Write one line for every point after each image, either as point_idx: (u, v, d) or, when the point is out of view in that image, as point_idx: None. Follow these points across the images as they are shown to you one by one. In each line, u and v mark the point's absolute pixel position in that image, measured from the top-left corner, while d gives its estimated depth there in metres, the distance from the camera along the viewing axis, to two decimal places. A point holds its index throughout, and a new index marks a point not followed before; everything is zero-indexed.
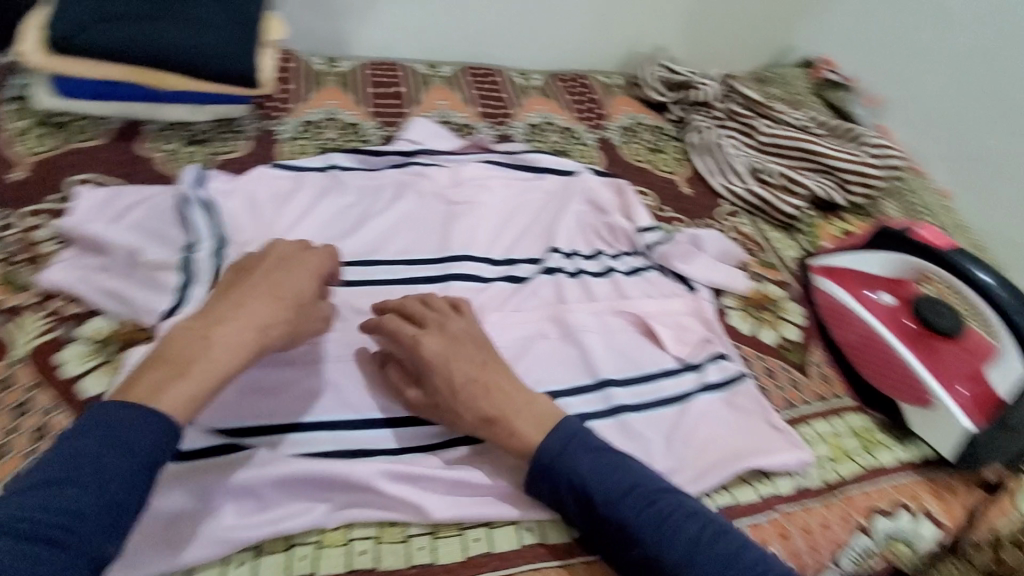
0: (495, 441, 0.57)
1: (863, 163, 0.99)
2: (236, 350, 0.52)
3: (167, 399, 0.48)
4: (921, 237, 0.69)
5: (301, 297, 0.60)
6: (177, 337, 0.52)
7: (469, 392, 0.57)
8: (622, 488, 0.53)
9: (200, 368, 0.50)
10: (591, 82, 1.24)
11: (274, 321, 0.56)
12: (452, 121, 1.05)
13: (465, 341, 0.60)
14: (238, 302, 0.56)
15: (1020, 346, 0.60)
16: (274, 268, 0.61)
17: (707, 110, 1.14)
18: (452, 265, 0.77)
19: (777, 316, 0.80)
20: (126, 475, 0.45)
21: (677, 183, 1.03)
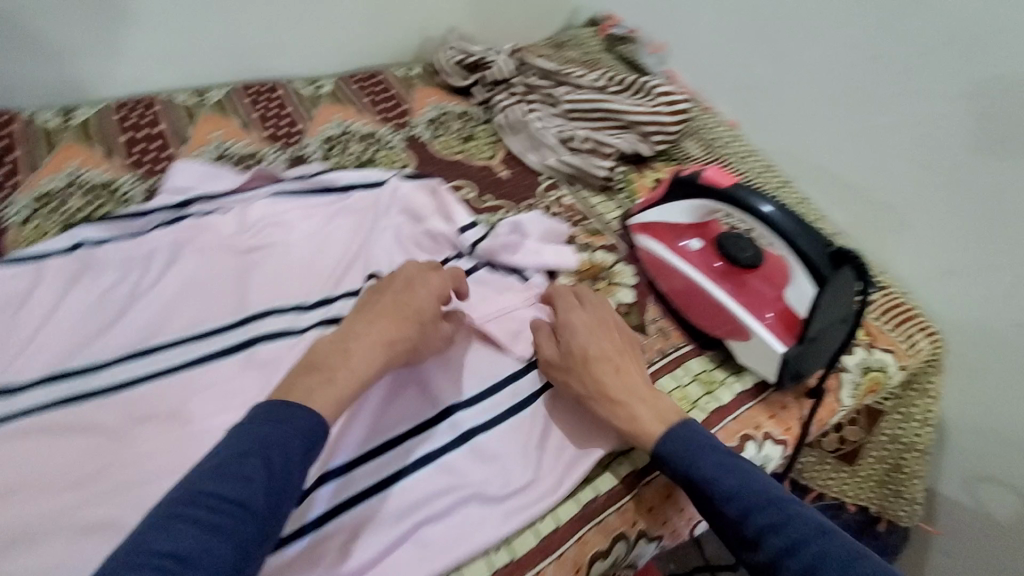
0: (608, 414, 0.61)
1: (656, 113, 1.03)
2: (369, 362, 0.57)
3: (320, 402, 0.53)
4: (709, 180, 0.72)
5: (431, 309, 0.64)
6: (321, 346, 0.58)
7: (599, 363, 0.63)
8: (743, 488, 0.54)
9: (344, 374, 0.56)
10: (387, 77, 1.15)
11: (399, 335, 0.60)
12: (233, 152, 0.93)
13: (608, 328, 0.67)
14: (372, 317, 0.61)
15: (806, 269, 0.65)
16: (405, 286, 0.65)
17: (508, 87, 1.11)
18: (253, 327, 0.68)
19: (610, 282, 0.81)
20: (288, 462, 0.49)
21: (494, 168, 1.00)
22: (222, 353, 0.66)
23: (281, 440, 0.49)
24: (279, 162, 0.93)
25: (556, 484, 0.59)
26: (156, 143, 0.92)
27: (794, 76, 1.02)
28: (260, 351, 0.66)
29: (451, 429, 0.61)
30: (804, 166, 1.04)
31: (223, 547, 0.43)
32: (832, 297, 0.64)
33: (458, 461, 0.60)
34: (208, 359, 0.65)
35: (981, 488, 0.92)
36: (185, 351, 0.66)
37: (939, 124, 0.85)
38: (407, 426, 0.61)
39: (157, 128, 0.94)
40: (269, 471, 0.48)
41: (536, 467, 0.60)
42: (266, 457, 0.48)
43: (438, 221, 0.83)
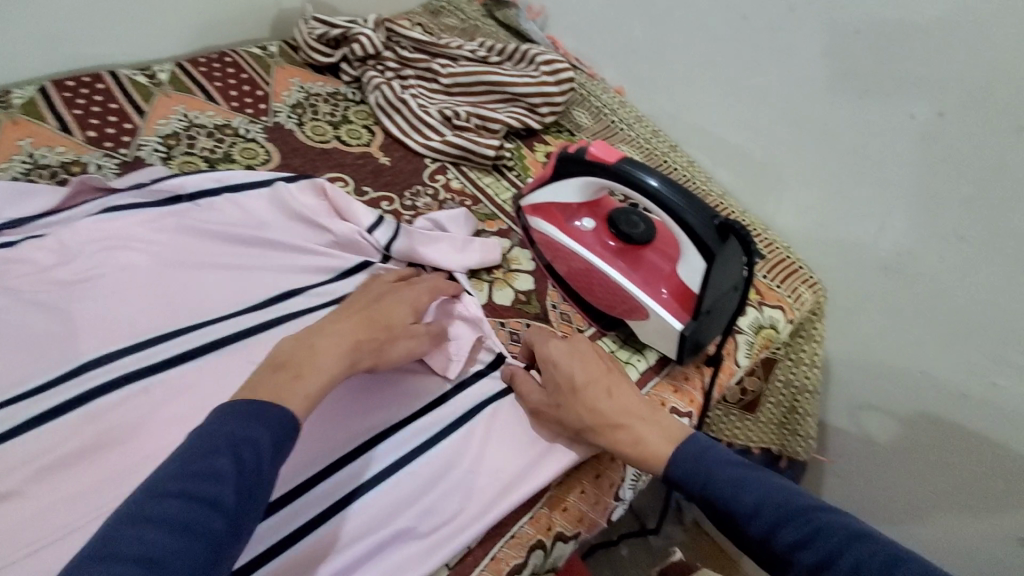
0: (609, 442, 0.58)
1: (541, 83, 0.98)
2: (336, 363, 0.53)
3: (288, 399, 0.48)
4: (594, 156, 0.68)
5: (401, 318, 0.61)
6: (285, 346, 0.53)
7: (591, 390, 0.60)
8: (764, 501, 0.49)
9: (312, 373, 0.51)
10: (237, 57, 1.00)
11: (368, 337, 0.57)
12: (49, 161, 0.77)
13: (590, 350, 0.64)
14: (337, 321, 0.58)
15: (694, 244, 0.62)
16: (376, 297, 0.63)
17: (380, 63, 1.00)
18: (87, 378, 0.56)
19: (507, 271, 0.79)
20: (262, 454, 0.44)
21: (372, 154, 0.91)
22: (36, 420, 0.53)
23: (253, 433, 0.44)
24: (110, 169, 0.78)
25: (482, 514, 0.56)
26: None
27: (670, 37, 1.00)
28: (99, 405, 0.55)
29: (370, 467, 0.55)
30: (688, 128, 1.04)
31: (195, 550, 0.39)
32: (720, 270, 0.62)
33: (378, 500, 0.54)
34: (18, 431, 0.52)
35: (862, 415, 1.02)
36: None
37: (810, 83, 0.86)
38: (315, 469, 0.54)
39: None
40: (241, 466, 0.43)
41: (462, 499, 0.56)
42: (237, 450, 0.43)
43: (333, 224, 0.74)
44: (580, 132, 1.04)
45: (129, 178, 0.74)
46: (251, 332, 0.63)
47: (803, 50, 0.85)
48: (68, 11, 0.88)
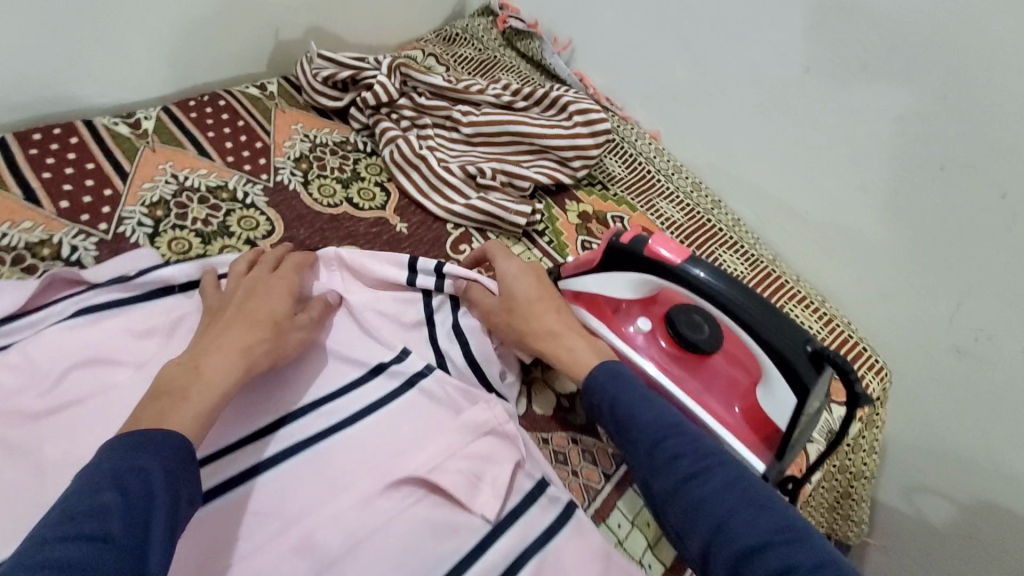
0: (548, 350, 0.62)
1: (574, 134, 0.87)
2: (226, 375, 0.52)
3: (178, 428, 0.46)
4: (655, 254, 0.59)
5: (281, 310, 0.60)
6: (167, 372, 0.51)
7: (539, 306, 0.64)
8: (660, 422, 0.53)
9: (198, 390, 0.50)
10: (231, 100, 0.89)
11: (255, 341, 0.56)
12: (15, 241, 0.67)
13: (538, 271, 0.68)
14: (221, 332, 0.56)
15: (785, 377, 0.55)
16: (246, 295, 0.61)
17: (394, 111, 0.89)
18: None
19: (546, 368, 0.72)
20: (145, 473, 0.41)
21: (388, 220, 0.81)
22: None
23: (136, 463, 0.41)
24: (88, 251, 0.68)
25: None
26: None
27: (713, 82, 0.90)
28: None
29: None
30: (732, 181, 0.95)
31: None
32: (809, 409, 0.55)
33: None
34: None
35: (915, 495, 0.93)
36: None
37: (876, 140, 0.76)
38: None
39: None
40: (127, 498, 0.39)
41: None
42: (125, 482, 0.40)
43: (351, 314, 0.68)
44: (614, 185, 0.93)
45: (107, 267, 0.64)
46: (265, 465, 0.55)
47: (869, 106, 0.75)
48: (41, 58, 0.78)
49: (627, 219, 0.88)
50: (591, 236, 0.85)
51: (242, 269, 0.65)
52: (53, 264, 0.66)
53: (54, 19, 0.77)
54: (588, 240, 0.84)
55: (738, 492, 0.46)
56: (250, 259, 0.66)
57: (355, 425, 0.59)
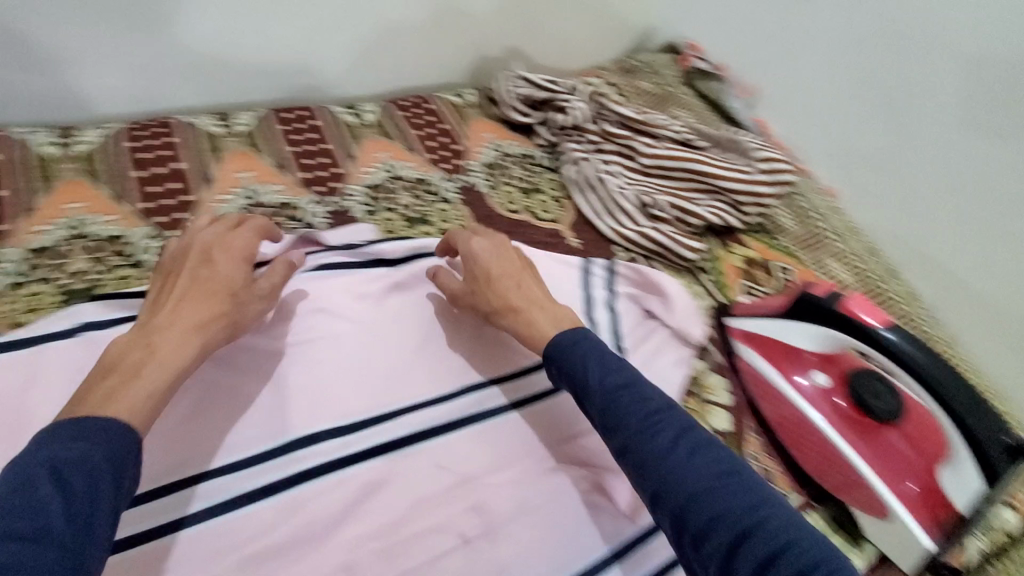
0: (512, 326, 0.66)
1: (754, 181, 0.89)
2: (181, 350, 0.53)
3: (121, 410, 0.46)
4: (851, 311, 0.64)
5: (239, 278, 0.60)
6: (119, 347, 0.52)
7: (500, 281, 0.68)
8: (611, 382, 0.57)
9: (152, 368, 0.51)
10: (438, 105, 1.01)
11: (212, 315, 0.56)
12: (266, 200, 0.80)
13: (510, 247, 0.72)
14: (173, 307, 0.56)
15: (982, 461, 0.57)
16: (201, 260, 0.60)
17: (580, 134, 0.95)
18: (299, 455, 0.59)
19: (703, 401, 0.71)
20: (93, 468, 0.42)
21: (562, 234, 0.86)
22: (219, 506, 0.55)
23: (78, 455, 0.42)
24: (320, 218, 0.81)
25: None
26: (177, 184, 0.79)
27: (911, 148, 0.91)
28: (303, 491, 0.58)
29: None
30: (920, 257, 0.93)
31: None
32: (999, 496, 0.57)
33: None
34: (175, 525, 0.54)
35: None
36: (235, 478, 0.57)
37: None
38: None
39: (175, 163, 0.81)
40: (69, 494, 0.41)
41: None
42: (65, 475, 0.41)
43: None
44: (783, 236, 0.93)
45: (341, 233, 0.76)
46: (359, 458, 0.60)
47: None
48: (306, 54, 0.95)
49: (794, 272, 0.88)
50: (754, 282, 0.86)
51: (198, 225, 0.64)
52: (294, 224, 0.79)
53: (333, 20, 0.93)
54: (752, 287, 0.85)
55: (683, 446, 0.52)
56: (211, 217, 0.64)
57: (528, 407, 0.68)
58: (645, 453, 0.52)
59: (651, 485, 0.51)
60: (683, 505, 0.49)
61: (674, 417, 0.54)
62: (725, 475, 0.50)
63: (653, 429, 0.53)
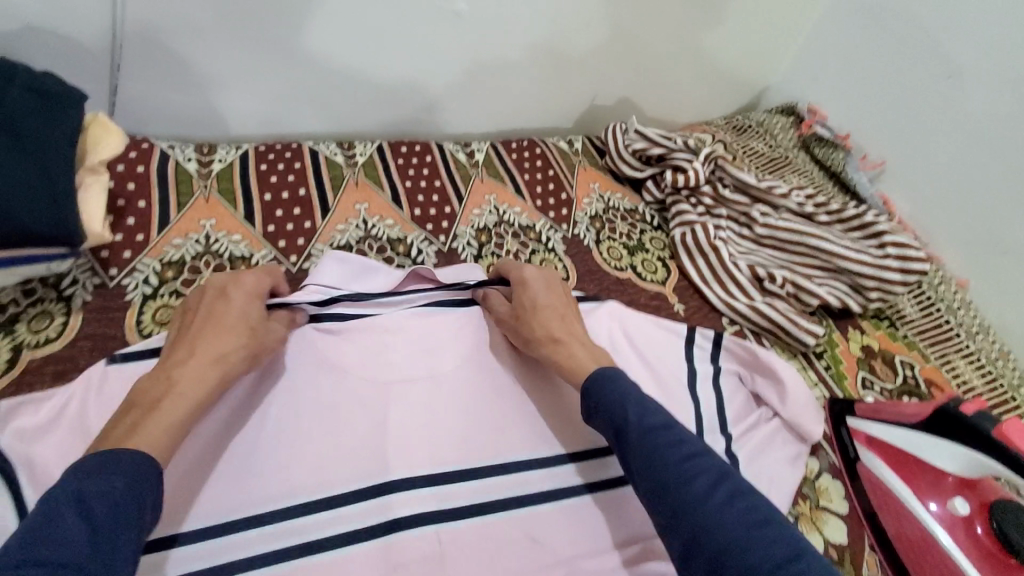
0: (554, 358, 0.65)
1: (881, 266, 0.83)
2: (201, 381, 0.54)
3: (143, 441, 0.48)
4: (1006, 437, 0.58)
5: (253, 317, 0.61)
6: (143, 383, 0.53)
7: (546, 312, 0.68)
8: (646, 419, 0.56)
9: (169, 403, 0.52)
10: (545, 149, 1.00)
11: (228, 349, 0.57)
12: (381, 233, 0.82)
13: (558, 284, 0.73)
14: (193, 342, 0.57)
15: None
16: (216, 298, 0.61)
17: (696, 196, 0.92)
18: (397, 501, 0.59)
19: (816, 507, 0.66)
20: (111, 497, 0.43)
21: (667, 298, 0.83)
22: (312, 546, 0.55)
23: (103, 485, 0.43)
24: (430, 257, 0.82)
25: None
26: (298, 209, 0.81)
27: None
28: (398, 539, 0.57)
29: None
30: None
31: None
32: None
33: None
34: (267, 561, 0.54)
35: None
36: (334, 516, 0.57)
37: None
38: None
39: (299, 189, 0.83)
40: (93, 523, 0.42)
41: None
42: (88, 505, 0.42)
43: (638, 371, 0.72)
44: (904, 325, 0.87)
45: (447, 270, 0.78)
46: (449, 514, 0.59)
47: None
48: (428, 91, 0.97)
49: (916, 368, 0.81)
50: (872, 375, 0.80)
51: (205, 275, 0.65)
52: (405, 260, 0.81)
53: (462, 60, 0.95)
54: (870, 380, 0.79)
55: (721, 495, 0.50)
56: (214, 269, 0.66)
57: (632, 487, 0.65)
58: (678, 495, 0.50)
59: (682, 534, 0.49)
60: (718, 559, 0.47)
61: (707, 462, 0.53)
62: (764, 523, 0.48)
63: (692, 477, 0.51)
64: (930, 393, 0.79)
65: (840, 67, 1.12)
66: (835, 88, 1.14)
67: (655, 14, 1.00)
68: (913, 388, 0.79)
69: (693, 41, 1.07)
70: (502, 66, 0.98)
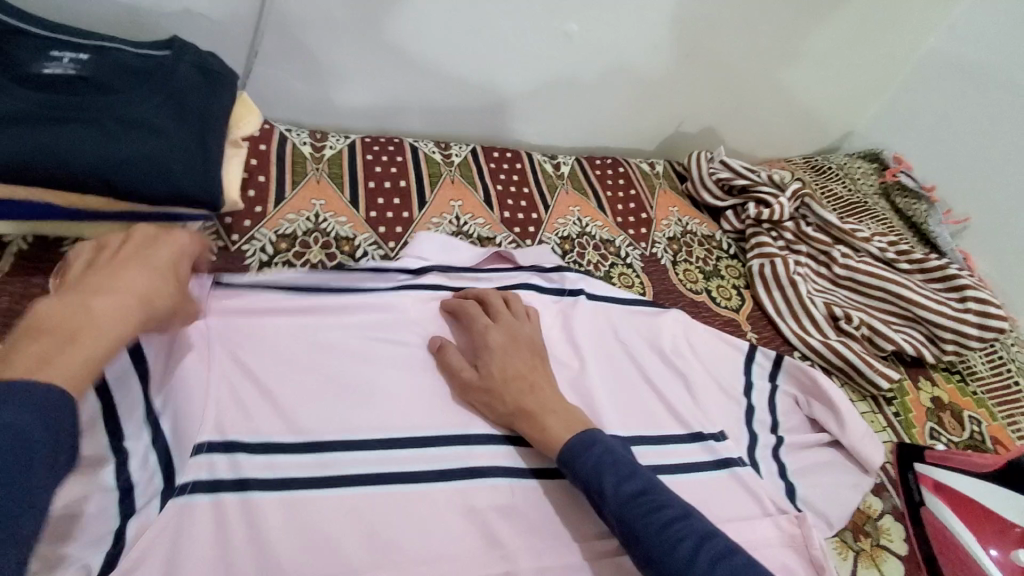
0: (533, 433, 0.61)
1: (959, 319, 0.84)
2: (123, 321, 0.46)
3: (61, 374, 0.40)
4: None
5: (182, 269, 0.55)
6: (48, 304, 0.44)
7: (515, 383, 0.63)
8: (618, 487, 0.55)
9: (88, 339, 0.43)
10: (629, 169, 1.04)
11: (155, 294, 0.50)
12: (471, 230, 0.87)
13: (525, 343, 0.67)
14: (109, 275, 0.49)
15: None
16: (144, 247, 0.54)
17: (775, 230, 0.94)
18: (477, 454, 0.62)
19: (876, 544, 0.66)
20: (35, 441, 0.36)
21: (740, 325, 0.85)
22: (410, 477, 0.59)
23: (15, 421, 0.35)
24: None
25: None
26: (397, 200, 0.87)
27: None
28: (479, 488, 0.60)
29: None
30: None
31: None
32: None
33: None
34: (337, 485, 0.57)
35: None
36: (420, 461, 0.60)
37: None
38: None
39: (400, 181, 0.89)
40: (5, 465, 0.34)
41: None
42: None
43: (703, 377, 0.74)
44: (974, 381, 0.86)
45: (530, 254, 0.82)
46: (524, 473, 0.63)
47: None
48: (527, 102, 1.02)
49: (984, 425, 0.81)
50: (940, 426, 0.79)
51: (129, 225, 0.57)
52: None
53: (563, 78, 1.00)
54: (939, 432, 0.79)
55: (705, 555, 0.50)
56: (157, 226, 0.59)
57: (703, 471, 0.65)
58: (665, 562, 0.50)
59: None
60: None
61: (691, 521, 0.53)
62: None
63: (681, 542, 0.51)
64: (995, 451, 0.78)
65: (932, 118, 1.14)
66: (924, 139, 1.16)
67: (751, 52, 1.04)
68: (979, 444, 0.78)
69: (784, 81, 1.10)
70: (600, 86, 1.03)
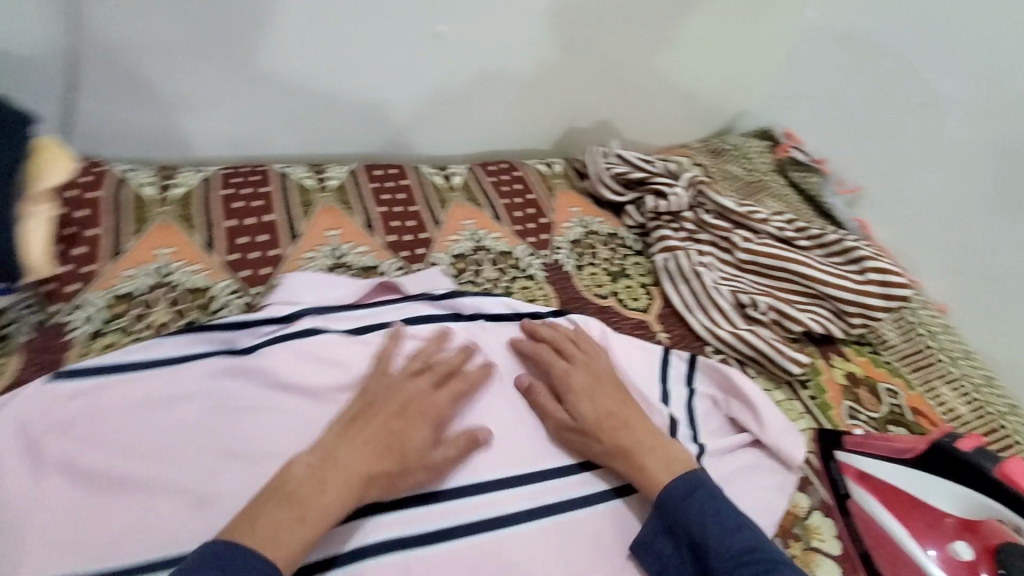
0: (631, 473, 0.59)
1: (862, 291, 0.83)
2: (345, 502, 0.50)
3: (280, 557, 0.45)
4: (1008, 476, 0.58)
5: (424, 443, 0.56)
6: (294, 469, 0.50)
7: (609, 424, 0.61)
8: (726, 542, 0.52)
9: (314, 514, 0.48)
10: (525, 172, 0.98)
11: (378, 471, 0.52)
12: (352, 261, 0.78)
13: (611, 380, 0.65)
14: (363, 444, 0.53)
15: None
16: (398, 410, 0.57)
17: (676, 221, 0.91)
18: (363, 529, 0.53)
19: (808, 547, 0.63)
20: None
21: (650, 325, 0.81)
22: None
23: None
24: None
25: None
26: (263, 237, 0.77)
27: None
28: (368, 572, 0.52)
29: None
30: None
31: None
32: None
33: None
34: None
35: None
36: None
37: None
38: None
39: (265, 215, 0.79)
40: None
41: None
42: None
43: None
44: (886, 351, 0.86)
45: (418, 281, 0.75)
46: (416, 541, 0.54)
47: None
48: (408, 113, 0.94)
49: (901, 396, 0.80)
50: (858, 404, 0.78)
51: (415, 363, 0.62)
52: None
53: (445, 84, 0.93)
54: (858, 410, 0.77)
55: None
56: (436, 366, 0.62)
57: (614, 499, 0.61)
58: None
59: None
60: None
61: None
62: None
63: None
64: (916, 423, 0.78)
65: (820, 92, 1.15)
66: (814, 113, 1.17)
67: (635, 39, 1.01)
68: (897, 417, 0.78)
69: (673, 67, 1.08)
70: (485, 89, 0.96)
